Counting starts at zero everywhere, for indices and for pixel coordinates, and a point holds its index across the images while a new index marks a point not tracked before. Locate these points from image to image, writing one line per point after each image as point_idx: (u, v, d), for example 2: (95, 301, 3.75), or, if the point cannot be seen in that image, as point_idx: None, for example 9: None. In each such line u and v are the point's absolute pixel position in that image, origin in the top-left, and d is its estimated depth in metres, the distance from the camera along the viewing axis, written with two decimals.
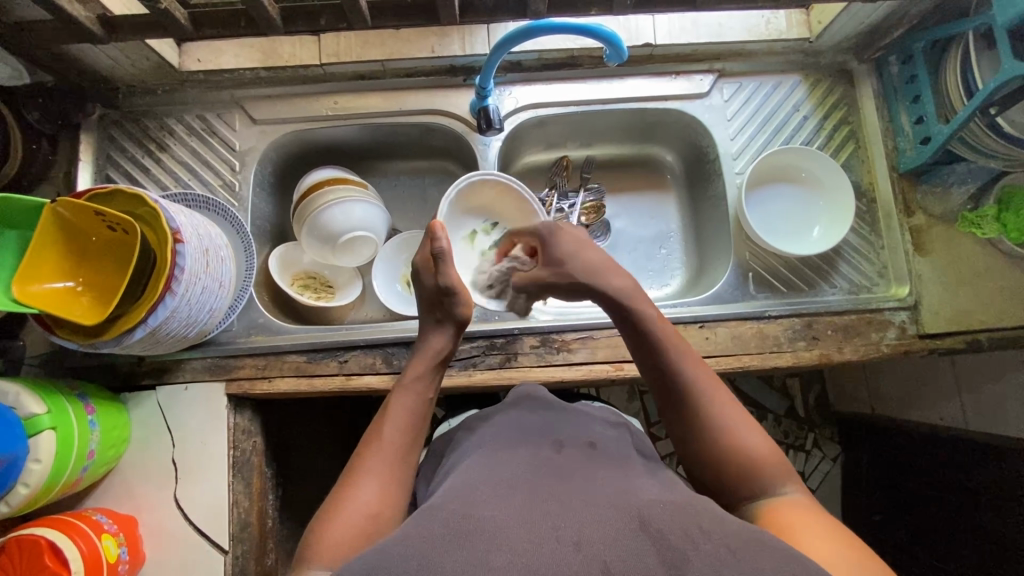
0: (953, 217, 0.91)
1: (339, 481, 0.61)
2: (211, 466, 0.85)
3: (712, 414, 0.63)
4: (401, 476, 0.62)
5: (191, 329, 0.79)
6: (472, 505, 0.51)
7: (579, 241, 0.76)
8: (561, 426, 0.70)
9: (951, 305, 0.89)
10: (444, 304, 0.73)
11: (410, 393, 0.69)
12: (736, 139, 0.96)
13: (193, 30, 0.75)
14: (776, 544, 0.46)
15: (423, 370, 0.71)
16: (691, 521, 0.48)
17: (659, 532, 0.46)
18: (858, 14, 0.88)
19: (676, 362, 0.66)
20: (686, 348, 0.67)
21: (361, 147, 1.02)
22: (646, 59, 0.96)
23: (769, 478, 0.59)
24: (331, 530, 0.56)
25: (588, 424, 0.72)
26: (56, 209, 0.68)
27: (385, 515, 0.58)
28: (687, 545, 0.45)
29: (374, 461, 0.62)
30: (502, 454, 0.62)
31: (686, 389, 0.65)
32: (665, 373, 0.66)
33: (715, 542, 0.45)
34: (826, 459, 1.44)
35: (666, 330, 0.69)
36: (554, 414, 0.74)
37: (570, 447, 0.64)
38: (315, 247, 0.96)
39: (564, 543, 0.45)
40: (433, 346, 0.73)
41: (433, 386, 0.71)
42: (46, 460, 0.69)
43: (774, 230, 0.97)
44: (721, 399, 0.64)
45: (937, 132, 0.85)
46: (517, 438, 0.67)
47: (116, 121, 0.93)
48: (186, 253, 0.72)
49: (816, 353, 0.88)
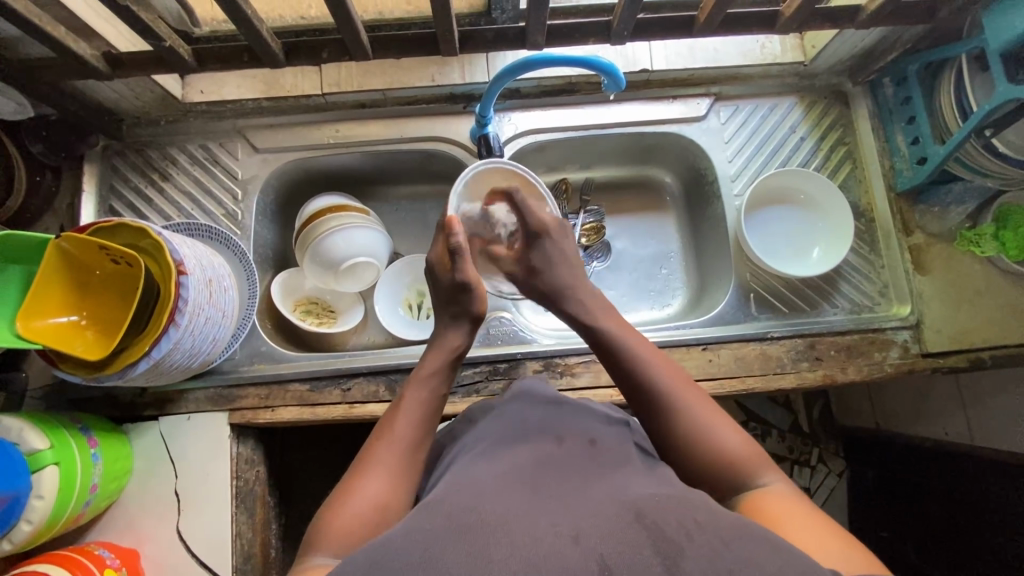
0: (951, 235, 0.92)
1: (349, 471, 0.60)
2: (213, 496, 0.84)
3: (686, 416, 0.62)
4: (411, 471, 0.61)
5: (194, 360, 0.79)
6: (474, 497, 0.50)
7: (565, 254, 0.80)
8: (562, 420, 0.67)
9: (952, 323, 0.89)
10: (461, 296, 0.75)
11: (425, 386, 0.68)
12: (734, 162, 0.97)
13: (196, 65, 0.75)
14: (772, 533, 0.45)
15: (439, 364, 0.70)
16: (685, 514, 0.47)
17: (654, 525, 0.45)
18: (851, 39, 0.89)
19: (643, 367, 0.66)
20: (653, 354, 0.68)
21: (363, 173, 1.03)
22: (643, 84, 0.97)
23: (748, 472, 0.58)
24: (340, 518, 0.55)
25: (586, 418, 0.68)
26: (60, 244, 0.69)
27: (394, 509, 0.57)
28: (683, 536, 0.44)
29: (386, 452, 0.61)
30: (499, 453, 0.60)
31: (656, 394, 0.64)
32: (635, 380, 0.66)
33: (709, 535, 0.45)
34: (832, 475, 1.43)
35: (632, 340, 0.69)
36: (551, 406, 0.70)
37: (568, 442, 0.62)
38: (317, 273, 0.96)
39: (562, 536, 0.44)
40: (449, 341, 0.73)
41: (446, 380, 0.70)
42: (48, 496, 0.69)
43: (774, 252, 0.97)
44: (694, 400, 0.63)
45: (934, 153, 0.86)
46: (516, 432, 0.64)
47: (119, 152, 0.95)
48: (189, 285, 0.73)
49: (819, 374, 0.88)
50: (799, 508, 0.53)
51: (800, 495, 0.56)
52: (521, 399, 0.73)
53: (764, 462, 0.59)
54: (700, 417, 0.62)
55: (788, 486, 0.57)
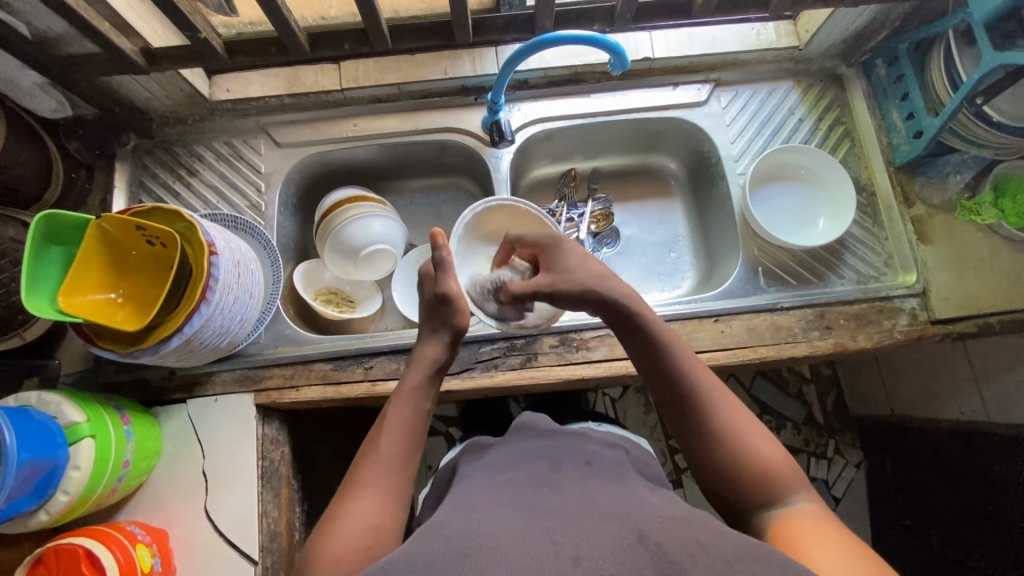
0: (952, 206, 0.95)
1: (340, 492, 0.62)
2: (241, 474, 0.86)
3: (726, 423, 0.64)
4: (399, 490, 0.63)
5: (222, 339, 0.82)
6: (480, 520, 0.53)
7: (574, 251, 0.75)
8: (566, 450, 0.71)
9: (959, 290, 0.91)
10: (442, 311, 0.74)
11: (407, 403, 0.68)
12: (736, 143, 1.01)
13: (227, 57, 0.81)
14: (776, 559, 0.47)
15: (421, 382, 0.70)
16: (689, 538, 0.50)
17: (657, 546, 0.48)
18: (841, 22, 0.94)
19: (687, 379, 0.67)
20: (696, 368, 0.68)
21: (378, 167, 1.07)
22: (645, 72, 1.02)
23: (783, 492, 0.60)
24: (332, 544, 0.56)
25: (589, 446, 0.73)
26: (100, 224, 0.73)
27: (385, 530, 0.59)
28: (686, 559, 0.47)
29: (372, 473, 0.63)
30: (503, 478, 0.64)
31: (698, 408, 0.65)
32: (678, 381, 0.67)
33: (713, 556, 0.47)
34: (850, 466, 1.42)
35: (678, 349, 0.69)
36: (553, 438, 0.74)
37: (569, 467, 0.65)
38: (337, 262, 1.00)
39: (563, 559, 0.47)
40: (427, 357, 0.72)
41: (428, 395, 0.71)
42: (84, 467, 0.71)
43: (781, 227, 1.00)
44: (733, 419, 0.64)
45: (928, 125, 0.90)
46: (519, 461, 0.68)
47: (148, 151, 0.99)
48: (220, 264, 0.76)
49: (830, 342, 0.90)
50: (818, 526, 0.55)
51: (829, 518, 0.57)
52: (525, 432, 0.77)
53: (792, 476, 0.61)
54: (733, 419, 0.64)
55: (818, 506, 0.59)
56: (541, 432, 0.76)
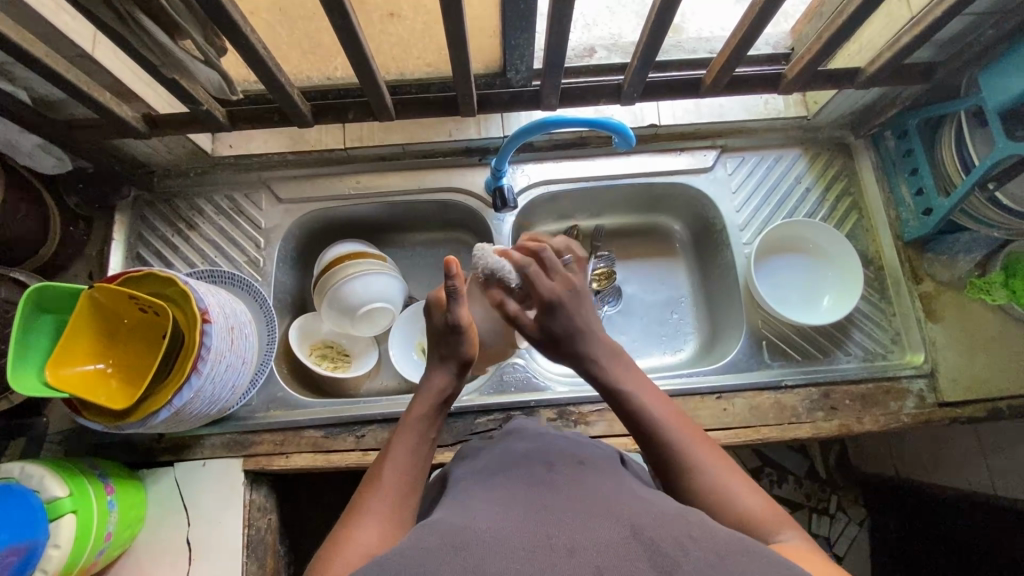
0: (962, 283, 0.93)
1: (341, 523, 0.57)
2: (225, 544, 0.83)
3: (698, 465, 0.61)
4: (401, 521, 0.58)
5: (214, 405, 0.80)
6: (469, 518, 0.49)
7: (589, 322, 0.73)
8: (557, 446, 0.67)
9: (967, 371, 0.89)
10: (451, 340, 0.71)
11: (413, 432, 0.66)
12: (742, 212, 0.99)
13: (228, 123, 0.81)
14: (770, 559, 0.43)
15: (427, 412, 0.68)
16: (681, 530, 0.46)
17: (652, 542, 0.44)
18: (850, 97, 0.93)
19: (657, 426, 0.65)
20: (671, 414, 0.66)
21: (379, 221, 1.06)
22: (652, 137, 1.01)
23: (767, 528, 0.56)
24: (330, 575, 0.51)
25: (581, 443, 0.69)
26: (91, 294, 0.71)
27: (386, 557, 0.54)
28: (679, 555, 0.43)
29: (373, 505, 0.59)
30: (495, 478, 0.60)
31: (674, 452, 0.63)
32: (646, 429, 0.65)
33: (704, 550, 0.43)
34: (852, 523, 1.35)
35: (649, 397, 0.68)
36: (545, 438, 0.70)
37: (560, 464, 0.61)
38: (334, 318, 0.99)
39: (557, 550, 0.44)
40: (435, 387, 0.71)
41: (434, 426, 0.69)
42: (65, 545, 0.69)
43: (784, 298, 0.98)
44: (707, 457, 0.62)
45: (939, 205, 0.88)
46: (510, 461, 0.64)
47: (148, 203, 0.98)
48: (213, 333, 0.74)
49: (835, 424, 0.87)
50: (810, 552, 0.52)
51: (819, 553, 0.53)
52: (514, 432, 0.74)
53: (776, 515, 0.57)
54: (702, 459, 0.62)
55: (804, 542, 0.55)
56: (532, 432, 0.72)
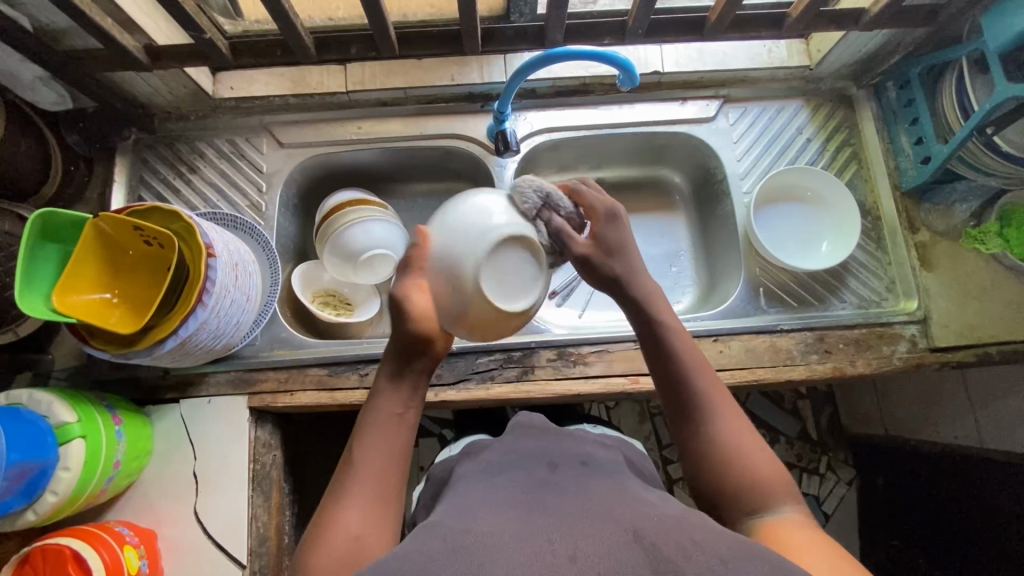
0: (957, 233, 0.94)
1: (326, 498, 0.57)
2: (232, 477, 0.85)
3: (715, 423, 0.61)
4: (384, 499, 0.56)
5: (218, 341, 0.81)
6: (475, 521, 0.50)
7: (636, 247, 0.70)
8: (559, 448, 0.68)
9: (959, 318, 0.91)
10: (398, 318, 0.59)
11: (380, 409, 0.60)
12: (743, 160, 1.00)
13: (230, 57, 0.81)
14: (772, 558, 0.45)
15: (388, 383, 0.61)
16: (685, 535, 0.47)
17: (653, 546, 0.45)
18: (855, 43, 0.93)
19: (687, 373, 0.64)
20: (701, 368, 0.65)
21: (381, 170, 1.06)
22: (655, 86, 1.01)
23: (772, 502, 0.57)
24: (316, 560, 0.52)
25: (582, 445, 0.70)
26: (97, 223, 0.72)
27: (372, 540, 0.54)
28: (681, 557, 0.44)
29: (353, 483, 0.56)
30: (500, 477, 0.61)
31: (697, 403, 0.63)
32: (675, 375, 0.64)
33: (708, 554, 0.44)
34: (841, 483, 1.39)
35: (685, 345, 0.66)
36: (548, 438, 0.71)
37: (564, 466, 0.62)
38: (336, 264, 0.99)
39: (559, 557, 0.44)
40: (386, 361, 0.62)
41: (400, 397, 0.61)
42: (74, 468, 0.71)
43: (782, 246, 0.99)
44: (727, 419, 0.62)
45: (937, 151, 0.88)
46: (514, 462, 0.65)
47: (149, 145, 0.98)
48: (218, 267, 0.75)
49: (828, 366, 0.89)
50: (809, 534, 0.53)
51: (816, 530, 0.54)
52: (517, 432, 0.75)
53: (787, 489, 0.58)
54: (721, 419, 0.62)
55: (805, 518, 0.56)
56: (538, 431, 0.74)
